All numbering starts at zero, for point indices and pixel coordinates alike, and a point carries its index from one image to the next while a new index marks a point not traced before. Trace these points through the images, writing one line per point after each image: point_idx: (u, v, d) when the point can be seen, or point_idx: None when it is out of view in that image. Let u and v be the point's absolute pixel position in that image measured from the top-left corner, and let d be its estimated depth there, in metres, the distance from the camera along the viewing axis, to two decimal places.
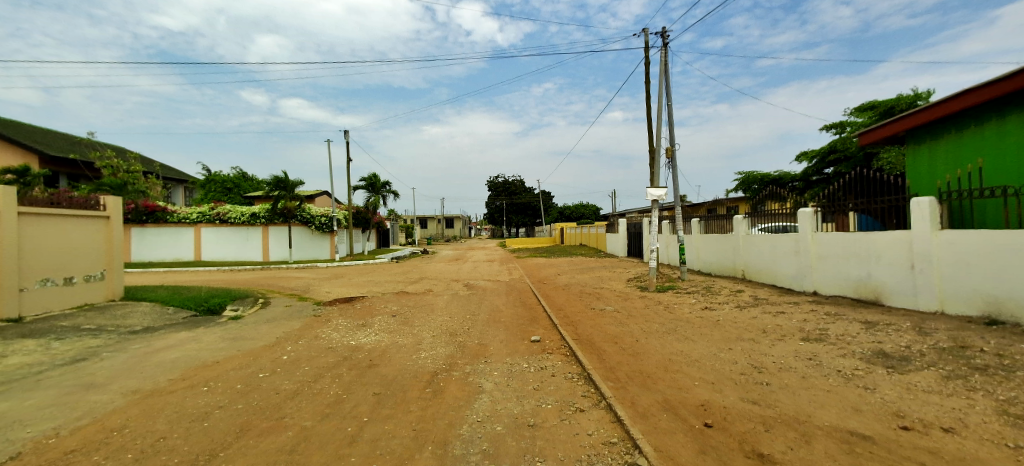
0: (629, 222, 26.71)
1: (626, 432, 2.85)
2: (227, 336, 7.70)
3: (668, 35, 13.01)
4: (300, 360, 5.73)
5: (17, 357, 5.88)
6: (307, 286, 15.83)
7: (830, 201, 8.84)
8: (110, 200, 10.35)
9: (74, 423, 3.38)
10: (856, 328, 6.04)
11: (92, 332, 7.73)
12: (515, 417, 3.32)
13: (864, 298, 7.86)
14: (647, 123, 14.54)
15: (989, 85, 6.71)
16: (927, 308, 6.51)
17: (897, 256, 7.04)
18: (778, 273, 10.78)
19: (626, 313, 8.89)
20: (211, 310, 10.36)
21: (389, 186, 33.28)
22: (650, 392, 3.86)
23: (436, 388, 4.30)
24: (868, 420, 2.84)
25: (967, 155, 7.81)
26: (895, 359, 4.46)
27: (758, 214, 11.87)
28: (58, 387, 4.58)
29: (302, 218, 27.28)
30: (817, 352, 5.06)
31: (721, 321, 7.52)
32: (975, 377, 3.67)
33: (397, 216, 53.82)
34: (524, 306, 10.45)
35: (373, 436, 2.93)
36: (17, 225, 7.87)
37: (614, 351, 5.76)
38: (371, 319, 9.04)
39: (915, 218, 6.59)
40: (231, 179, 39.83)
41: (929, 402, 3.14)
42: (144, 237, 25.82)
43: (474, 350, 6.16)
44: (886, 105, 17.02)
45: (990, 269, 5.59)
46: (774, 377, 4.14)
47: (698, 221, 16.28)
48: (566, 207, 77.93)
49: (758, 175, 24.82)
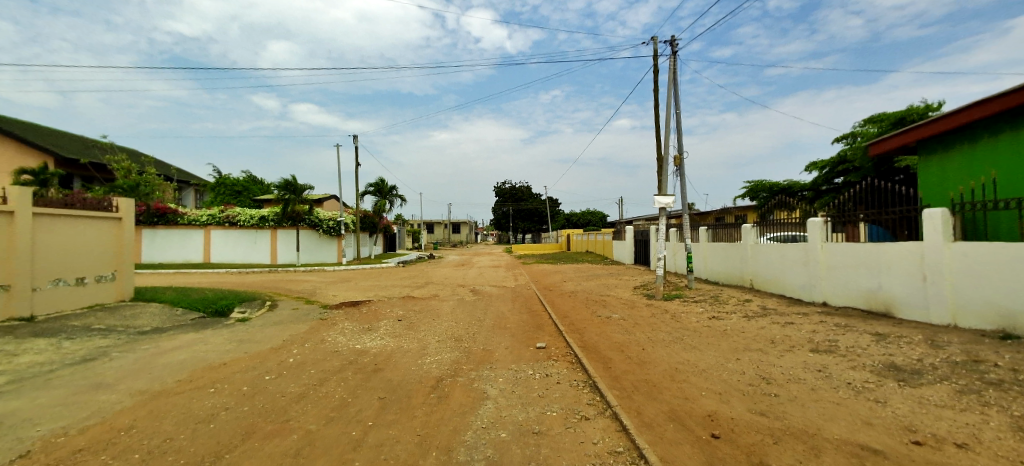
0: (636, 229, 26.66)
1: (630, 442, 2.84)
2: (234, 338, 7.78)
3: (676, 43, 13.05)
4: (306, 363, 5.77)
5: (28, 356, 5.98)
6: (313, 289, 15.92)
7: (840, 212, 8.72)
8: (122, 202, 10.53)
9: (83, 422, 3.43)
10: (866, 340, 5.95)
11: (102, 333, 7.84)
12: (520, 424, 3.31)
13: (875, 310, 7.74)
14: (655, 131, 14.54)
15: (1003, 97, 6.63)
16: (940, 321, 6.40)
17: (909, 268, 6.93)
18: (787, 283, 10.66)
19: (632, 321, 8.84)
20: (219, 312, 10.47)
21: (396, 191, 33.43)
22: (656, 402, 3.83)
23: (441, 394, 4.32)
24: (879, 434, 2.80)
25: (979, 166, 7.73)
26: (906, 372, 4.39)
27: (767, 223, 11.78)
28: (68, 387, 4.65)
29: (310, 222, 27.54)
30: (826, 363, 4.99)
31: (729, 331, 7.46)
32: (989, 393, 3.60)
33: (403, 221, 54.28)
34: (529, 313, 10.49)
35: (378, 441, 2.94)
36: (31, 226, 8.04)
37: (620, 359, 5.74)
38: (377, 323, 9.10)
39: (926, 230, 6.51)
40: (241, 182, 40.31)
41: (942, 417, 3.08)
42: (154, 239, 26.24)
43: (479, 356, 6.18)
44: (897, 116, 16.86)
45: (1004, 282, 5.49)
46: (782, 389, 4.10)
47: (706, 229, 16.22)
48: (572, 213, 77.77)
49: (767, 183, 24.60)
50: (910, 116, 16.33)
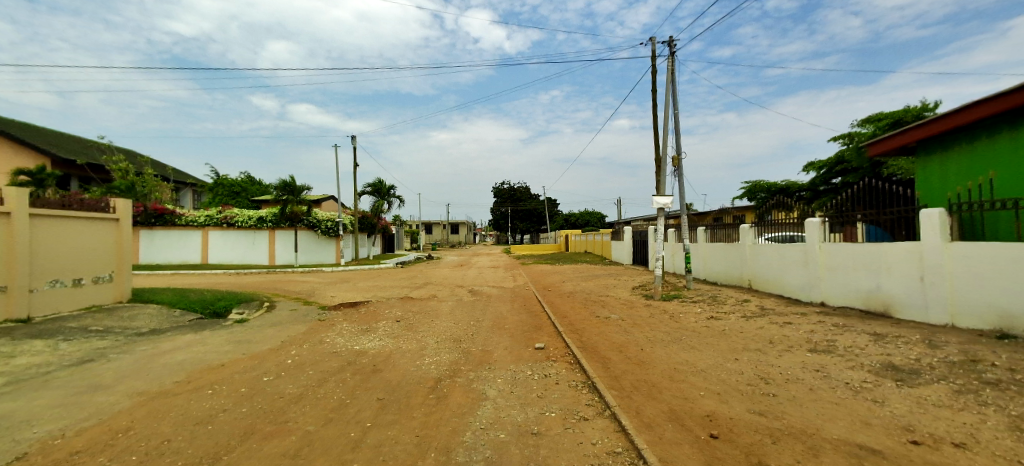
0: (635, 230, 26.70)
1: (629, 442, 2.84)
2: (232, 339, 7.76)
3: (674, 44, 13.08)
4: (305, 364, 5.76)
5: (25, 357, 5.96)
6: (312, 290, 15.88)
7: (839, 212, 8.74)
8: (121, 203, 10.51)
9: (81, 424, 3.41)
10: (864, 339, 5.96)
11: (100, 334, 7.81)
12: (519, 425, 3.31)
13: (873, 310, 7.76)
14: (653, 131, 14.56)
15: (1001, 97, 6.66)
16: (937, 321, 6.42)
17: (908, 268, 6.95)
18: (785, 283, 10.67)
19: (631, 321, 8.84)
20: (217, 313, 10.44)
21: (395, 191, 33.37)
22: (655, 402, 3.83)
23: (440, 394, 4.31)
24: (877, 434, 2.80)
25: (978, 167, 7.75)
26: (905, 372, 4.41)
27: (766, 224, 11.79)
28: (66, 388, 4.63)
29: (309, 223, 27.49)
30: (825, 363, 5.00)
31: (727, 331, 7.47)
32: (986, 392, 3.61)
33: (402, 222, 54.27)
34: (528, 313, 10.50)
35: (377, 442, 2.94)
36: (29, 227, 8.02)
37: (619, 359, 5.75)
38: (376, 324, 9.09)
39: (925, 230, 6.53)
40: (239, 183, 40.29)
41: (940, 417, 3.09)
42: (152, 240, 26.15)
43: (479, 356, 6.18)
44: (894, 117, 16.94)
45: (1002, 282, 5.51)
46: (782, 389, 4.11)
47: (704, 229, 16.25)
48: (571, 214, 77.76)
49: (765, 184, 24.65)
50: (907, 117, 16.40)
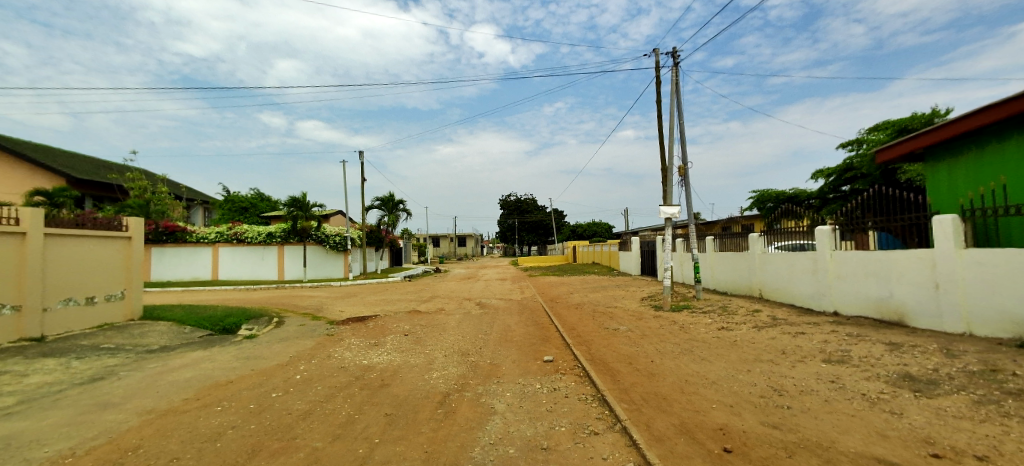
0: (642, 240, 26.62)
1: (641, 456, 2.79)
2: (240, 355, 7.80)
3: (678, 55, 13.26)
4: (312, 380, 5.78)
5: (38, 376, 6.05)
6: (319, 305, 15.97)
7: (849, 220, 8.66)
8: (132, 221, 10.71)
9: (90, 442, 3.44)
10: (880, 350, 5.83)
11: (110, 352, 7.90)
12: (527, 440, 3.27)
13: (887, 319, 7.60)
14: (659, 141, 14.57)
15: (1003, 104, 6.73)
16: (954, 330, 6.28)
17: (920, 275, 6.84)
18: (796, 292, 10.53)
19: (640, 333, 8.74)
20: (226, 330, 10.58)
21: (402, 205, 33.76)
22: (666, 415, 3.78)
23: (447, 409, 4.29)
24: (895, 447, 2.72)
25: (987, 174, 7.70)
26: (922, 382, 4.30)
27: (774, 232, 11.65)
28: (74, 407, 4.67)
29: (317, 238, 28.02)
30: (839, 374, 4.90)
31: (738, 342, 7.34)
32: (1008, 403, 3.50)
33: (409, 236, 54.62)
34: (536, 325, 10.47)
35: (384, 458, 2.92)
36: (43, 245, 8.19)
37: (628, 371, 5.69)
38: (384, 339, 9.10)
39: (937, 236, 6.44)
40: (248, 200, 41.05)
41: (961, 429, 2.99)
42: (163, 256, 26.43)
43: (486, 370, 6.13)
44: (902, 124, 16.89)
45: (1015, 287, 5.40)
46: (795, 400, 4.03)
47: (712, 238, 16.13)
48: (577, 225, 77.57)
49: (773, 193, 24.58)
50: (916, 123, 16.31)
